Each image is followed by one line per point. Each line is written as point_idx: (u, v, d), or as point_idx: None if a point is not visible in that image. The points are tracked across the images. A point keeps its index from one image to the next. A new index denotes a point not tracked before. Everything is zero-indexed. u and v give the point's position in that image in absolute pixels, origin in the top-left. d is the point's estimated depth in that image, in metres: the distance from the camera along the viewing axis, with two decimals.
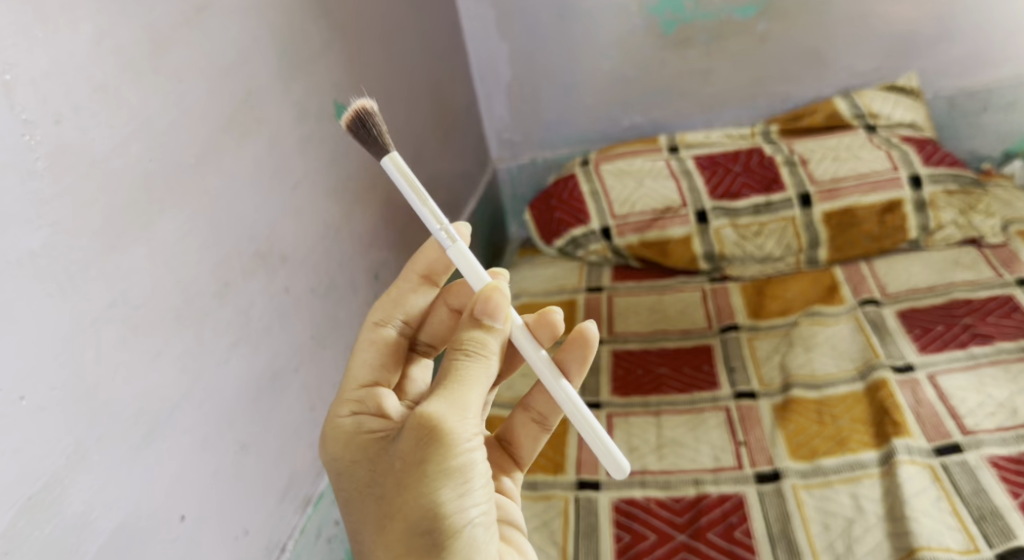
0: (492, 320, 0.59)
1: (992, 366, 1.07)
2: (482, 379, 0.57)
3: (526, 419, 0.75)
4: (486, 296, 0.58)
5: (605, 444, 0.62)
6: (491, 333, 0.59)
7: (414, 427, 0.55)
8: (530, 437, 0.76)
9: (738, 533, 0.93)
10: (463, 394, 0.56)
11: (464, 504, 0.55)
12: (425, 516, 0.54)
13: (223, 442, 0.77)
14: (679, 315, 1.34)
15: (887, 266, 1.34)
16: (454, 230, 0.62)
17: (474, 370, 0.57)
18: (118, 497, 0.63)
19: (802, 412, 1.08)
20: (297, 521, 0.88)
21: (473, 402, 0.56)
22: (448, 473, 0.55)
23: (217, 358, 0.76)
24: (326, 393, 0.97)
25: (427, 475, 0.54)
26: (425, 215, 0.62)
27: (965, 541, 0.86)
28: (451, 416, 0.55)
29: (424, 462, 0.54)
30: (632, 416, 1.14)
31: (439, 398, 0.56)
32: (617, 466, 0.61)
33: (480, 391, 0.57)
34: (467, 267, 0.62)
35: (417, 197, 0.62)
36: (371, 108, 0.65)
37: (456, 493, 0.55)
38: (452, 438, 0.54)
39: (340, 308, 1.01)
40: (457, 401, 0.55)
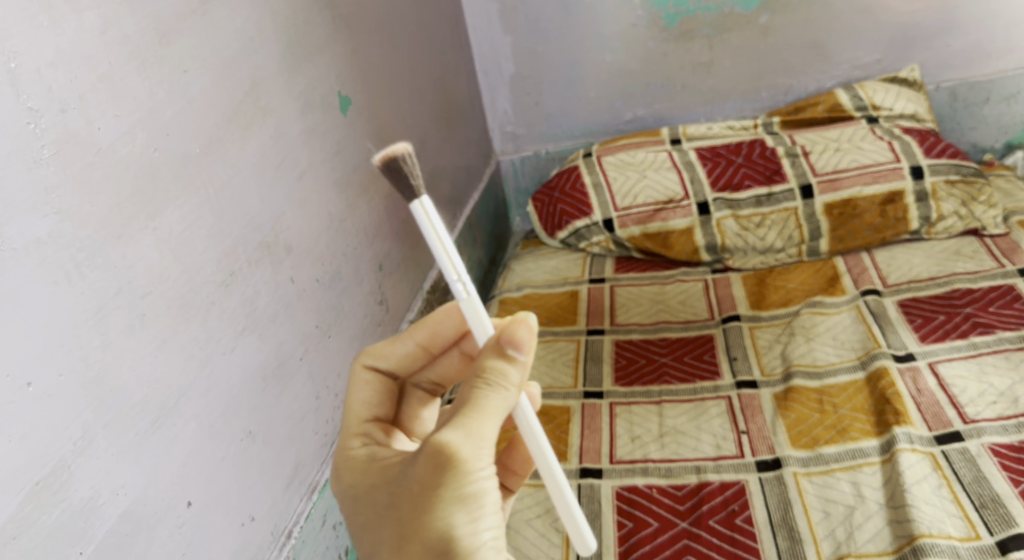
0: (516, 351, 0.53)
1: (993, 355, 1.07)
2: (500, 409, 0.52)
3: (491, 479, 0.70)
4: (512, 326, 0.53)
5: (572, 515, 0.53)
6: (512, 364, 0.53)
7: (428, 454, 0.50)
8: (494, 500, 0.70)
9: (739, 520, 0.94)
10: (479, 423, 0.51)
11: (477, 532, 0.50)
12: (435, 543, 0.49)
13: (229, 430, 0.78)
14: (681, 305, 1.35)
15: (888, 256, 1.34)
16: (469, 279, 0.54)
17: (492, 400, 0.52)
18: (126, 482, 0.64)
19: (802, 401, 1.08)
20: (303, 507, 0.89)
21: (489, 432, 0.51)
22: (460, 501, 0.50)
23: (224, 346, 0.77)
24: (331, 381, 0.97)
25: (439, 501, 0.50)
26: (443, 262, 0.53)
27: (965, 528, 0.86)
28: (467, 444, 0.50)
29: (437, 489, 0.50)
30: (634, 405, 1.15)
31: (453, 425, 0.51)
32: (583, 543, 0.53)
33: (498, 421, 0.52)
34: (473, 318, 0.55)
35: (438, 242, 0.52)
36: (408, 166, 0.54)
37: (468, 519, 0.50)
38: (465, 466, 0.50)
39: (345, 298, 1.01)
40: (473, 428, 0.51)
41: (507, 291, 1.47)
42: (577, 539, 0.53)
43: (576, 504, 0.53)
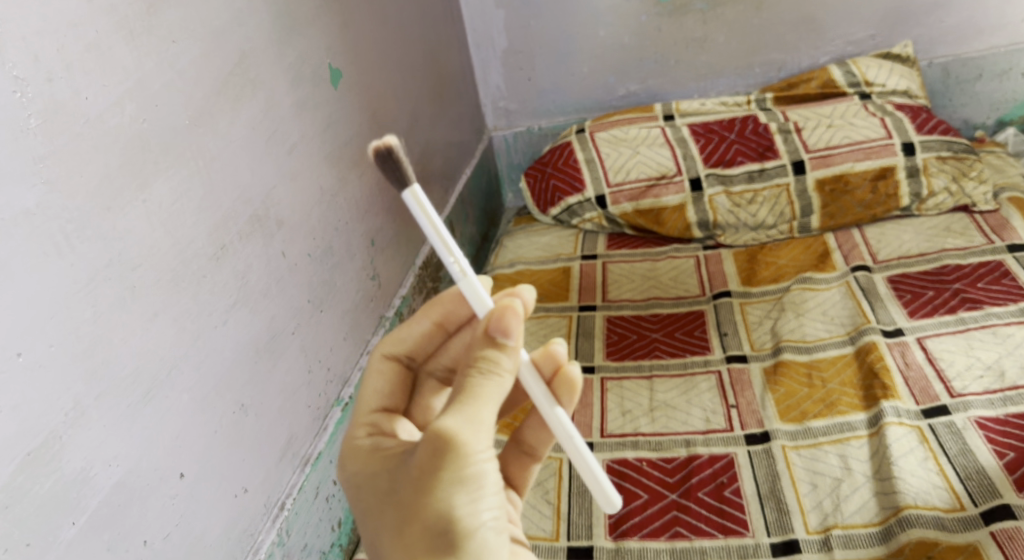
0: (506, 338, 0.53)
1: (980, 330, 1.08)
2: (496, 396, 0.52)
3: (513, 450, 0.70)
4: (499, 313, 0.53)
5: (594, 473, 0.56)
6: (504, 352, 0.53)
7: (427, 440, 0.50)
8: (521, 469, 0.70)
9: (728, 492, 0.96)
10: (476, 408, 0.51)
11: (476, 512, 0.51)
12: (436, 524, 0.50)
13: (222, 403, 0.78)
14: (672, 282, 1.35)
15: (878, 232, 1.34)
16: (466, 262, 0.56)
17: (486, 387, 0.52)
18: (118, 454, 0.65)
19: (791, 374, 1.10)
20: (296, 479, 0.89)
21: (487, 417, 0.51)
22: (460, 483, 0.50)
23: (215, 319, 0.78)
24: (324, 355, 0.97)
25: (439, 483, 0.50)
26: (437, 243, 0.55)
27: (950, 499, 0.88)
28: (465, 428, 0.50)
29: (436, 472, 0.50)
30: (625, 380, 1.16)
31: (451, 411, 0.51)
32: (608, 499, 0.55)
33: (494, 407, 0.52)
34: (473, 294, 0.56)
35: (429, 221, 0.55)
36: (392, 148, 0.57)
37: (468, 499, 0.51)
38: (465, 450, 0.50)
39: (337, 273, 1.01)
40: (470, 413, 0.51)
41: (499, 267, 1.47)
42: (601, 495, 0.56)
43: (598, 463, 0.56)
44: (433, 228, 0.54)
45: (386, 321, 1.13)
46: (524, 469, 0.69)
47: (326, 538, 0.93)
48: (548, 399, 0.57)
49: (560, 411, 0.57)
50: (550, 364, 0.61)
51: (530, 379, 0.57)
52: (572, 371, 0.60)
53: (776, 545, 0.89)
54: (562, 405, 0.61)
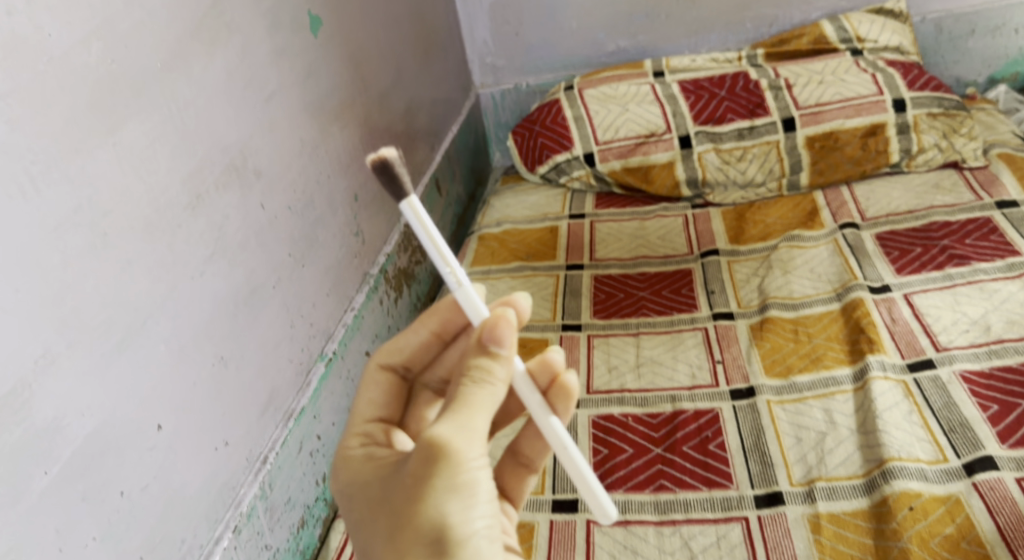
0: (498, 347, 0.53)
1: (967, 286, 1.07)
2: (489, 404, 0.52)
3: (509, 461, 0.69)
4: (491, 322, 0.53)
5: (591, 487, 0.56)
6: (496, 361, 0.53)
7: (420, 448, 0.50)
8: (516, 480, 0.69)
9: (712, 445, 0.96)
10: (468, 416, 0.51)
11: (469, 520, 0.49)
12: (428, 532, 0.48)
13: (201, 355, 0.77)
14: (660, 240, 1.34)
15: (867, 190, 1.33)
16: (462, 272, 0.57)
17: (478, 396, 0.52)
18: (92, 404, 0.64)
19: (777, 330, 1.09)
20: (279, 434, 0.88)
21: (479, 424, 0.51)
22: (452, 489, 0.49)
23: (192, 271, 0.76)
24: (307, 311, 0.96)
25: (431, 489, 0.49)
26: (435, 254, 0.56)
27: (934, 451, 0.88)
28: (457, 435, 0.50)
29: (429, 479, 0.49)
30: (612, 337, 1.16)
31: (444, 420, 0.51)
32: (604, 512, 0.56)
33: (487, 415, 0.52)
34: (468, 304, 0.57)
35: (428, 233, 0.56)
36: (392, 158, 0.57)
37: (461, 506, 0.49)
38: (457, 457, 0.49)
39: (319, 227, 0.99)
40: (463, 421, 0.51)
41: (486, 227, 1.46)
42: (597, 508, 0.56)
43: (594, 477, 0.56)
44: (431, 241, 0.56)
45: (370, 278, 1.12)
46: (519, 480, 0.69)
47: (311, 492, 0.93)
48: (542, 407, 0.58)
49: (554, 420, 0.58)
50: (547, 375, 0.61)
51: (524, 388, 0.57)
52: (567, 380, 0.61)
53: (760, 497, 0.89)
54: (558, 414, 0.61)
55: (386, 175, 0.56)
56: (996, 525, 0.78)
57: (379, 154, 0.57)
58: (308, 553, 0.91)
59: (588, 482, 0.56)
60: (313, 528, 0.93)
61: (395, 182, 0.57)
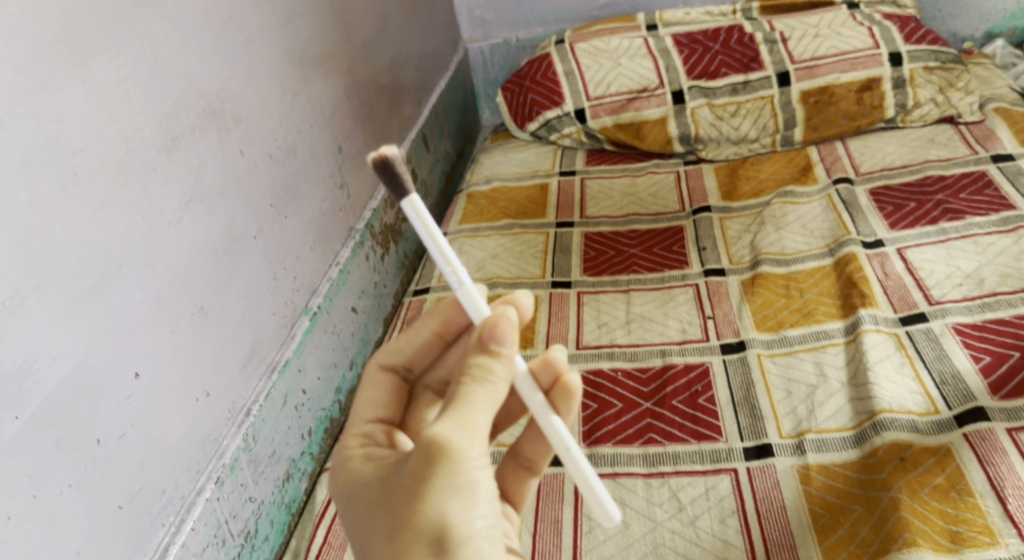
0: (499, 345, 0.49)
1: (961, 239, 1.06)
2: (490, 403, 0.49)
3: (512, 463, 0.65)
4: (491, 318, 0.49)
5: (595, 492, 0.52)
6: (497, 359, 0.49)
7: (418, 449, 0.47)
8: (519, 484, 0.65)
9: (702, 399, 0.95)
10: (469, 414, 0.47)
11: (469, 521, 0.46)
12: (427, 534, 0.45)
13: (180, 304, 0.75)
14: (652, 198, 1.32)
15: (861, 145, 1.32)
16: (463, 270, 0.53)
17: (479, 394, 0.48)
18: (65, 349, 0.62)
19: (769, 286, 1.08)
20: (263, 387, 0.86)
21: (481, 423, 0.48)
22: (452, 489, 0.46)
23: (169, 217, 0.74)
24: (289, 263, 0.94)
25: (430, 491, 0.46)
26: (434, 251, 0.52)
27: (924, 404, 0.87)
28: (458, 435, 0.46)
29: (428, 480, 0.46)
30: (602, 294, 1.14)
31: (444, 418, 0.47)
32: (608, 515, 0.52)
33: (489, 414, 0.48)
34: (470, 305, 0.53)
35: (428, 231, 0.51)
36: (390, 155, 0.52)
37: (462, 508, 0.46)
38: (458, 458, 0.46)
39: (301, 178, 0.97)
40: (463, 418, 0.47)
41: (475, 185, 1.44)
42: (601, 513, 0.52)
43: (598, 481, 0.52)
44: (431, 237, 0.51)
45: (356, 233, 1.10)
46: (521, 484, 0.65)
47: (296, 446, 0.91)
48: (544, 407, 0.53)
49: (556, 420, 0.53)
50: (549, 374, 0.57)
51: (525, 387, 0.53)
52: (571, 380, 0.57)
53: (749, 450, 0.88)
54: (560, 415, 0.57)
55: (386, 172, 0.51)
56: (986, 475, 0.78)
57: (373, 151, 0.52)
58: (294, 506, 0.90)
59: (592, 486, 0.51)
60: (299, 481, 0.91)
61: (396, 180, 0.52)
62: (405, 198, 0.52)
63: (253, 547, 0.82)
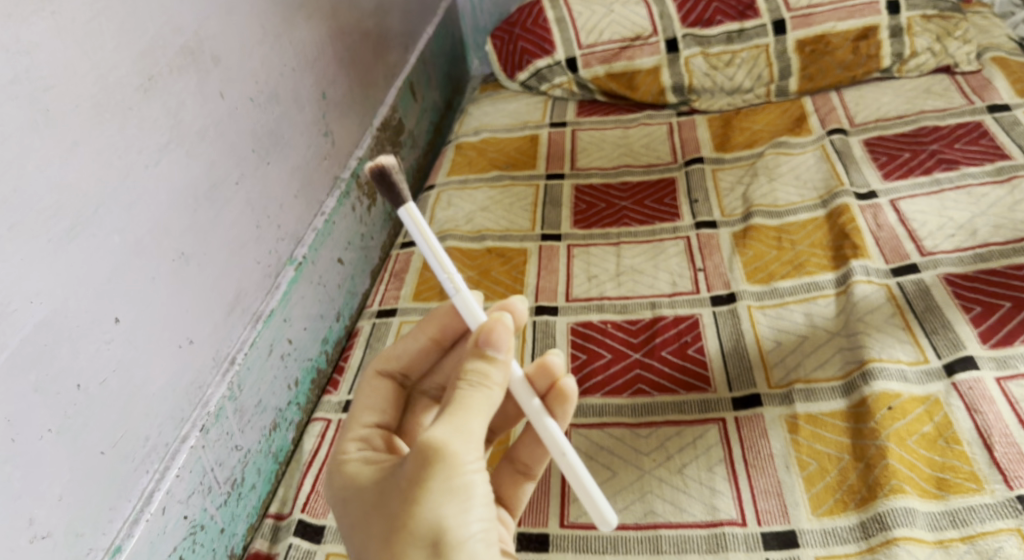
0: (496, 351, 0.51)
1: (955, 190, 1.05)
2: (484, 408, 0.50)
3: (507, 468, 0.68)
4: (488, 324, 0.51)
5: (590, 494, 0.53)
6: (493, 364, 0.51)
7: (415, 453, 0.48)
8: (514, 487, 0.68)
9: (692, 350, 0.95)
10: (465, 419, 0.49)
11: (465, 524, 0.47)
12: (424, 535, 0.47)
13: (160, 248, 0.73)
14: (644, 149, 1.30)
15: (856, 95, 1.30)
16: (460, 278, 0.56)
17: (474, 399, 0.50)
18: (41, 291, 0.60)
19: (760, 238, 1.07)
20: (248, 335, 0.85)
21: (477, 428, 0.49)
22: (448, 492, 0.47)
23: (147, 159, 0.72)
24: (273, 212, 0.92)
25: (428, 494, 0.47)
26: (431, 258, 0.55)
27: (915, 352, 0.87)
28: (454, 438, 0.47)
29: (424, 482, 0.47)
30: (592, 246, 1.13)
31: (440, 423, 0.48)
32: (603, 518, 0.53)
33: (484, 419, 0.49)
34: (467, 310, 0.55)
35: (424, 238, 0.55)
36: (389, 165, 0.57)
37: (457, 510, 0.47)
38: (454, 461, 0.47)
39: (284, 123, 0.95)
40: (459, 423, 0.48)
41: (464, 136, 1.41)
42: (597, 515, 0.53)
43: (594, 484, 0.53)
44: (428, 246, 0.55)
45: (342, 182, 1.07)
46: (516, 487, 0.68)
47: (282, 396, 0.91)
48: (540, 412, 0.55)
49: (551, 423, 0.55)
50: (546, 379, 0.61)
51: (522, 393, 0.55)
52: (567, 385, 0.60)
53: (737, 400, 0.88)
54: (556, 417, 0.61)
55: (384, 182, 0.57)
56: (973, 424, 0.78)
57: (372, 162, 0.58)
58: (281, 455, 0.89)
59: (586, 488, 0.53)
60: (287, 431, 0.91)
61: (394, 191, 0.57)
62: (402, 206, 0.56)
63: (241, 495, 0.81)
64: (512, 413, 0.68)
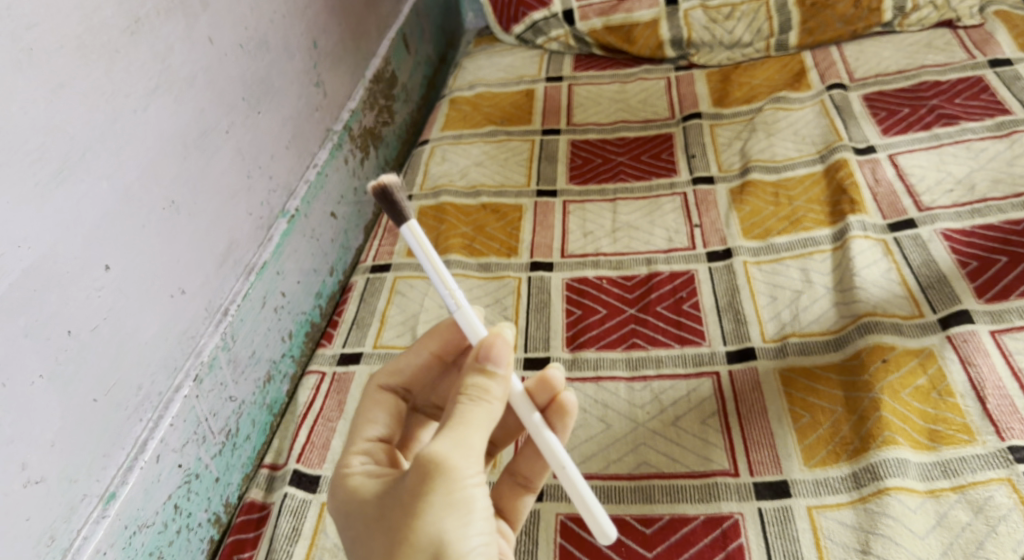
0: (495, 365, 0.51)
1: (954, 145, 1.04)
2: (485, 423, 0.49)
3: (507, 480, 0.66)
4: (489, 340, 0.51)
5: (589, 509, 0.53)
6: (493, 379, 0.51)
7: (415, 468, 0.47)
8: (513, 500, 0.66)
9: (687, 306, 0.94)
10: (465, 432, 0.48)
11: (465, 537, 0.46)
12: (424, 548, 0.46)
13: (149, 196, 0.72)
14: (641, 104, 1.28)
15: (856, 49, 1.28)
16: (461, 295, 0.55)
17: (474, 413, 0.49)
18: (28, 236, 0.59)
19: (757, 193, 1.06)
20: (240, 288, 0.84)
21: (477, 442, 0.48)
22: (449, 506, 0.46)
23: (135, 104, 0.70)
24: (264, 162, 0.91)
25: (427, 507, 0.46)
26: (434, 275, 0.55)
27: (910, 307, 0.87)
28: (454, 452, 0.47)
29: (424, 495, 0.46)
30: (588, 202, 1.12)
31: (440, 437, 0.48)
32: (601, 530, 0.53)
33: (485, 433, 0.49)
34: (468, 326, 0.55)
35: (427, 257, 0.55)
36: (392, 183, 0.57)
37: (457, 524, 0.46)
38: (454, 474, 0.47)
39: (274, 72, 0.93)
40: (459, 438, 0.48)
41: (459, 90, 1.39)
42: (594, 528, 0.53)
43: (593, 499, 0.53)
44: (430, 261, 0.55)
45: (334, 135, 1.06)
46: (516, 500, 0.66)
47: (276, 348, 0.90)
48: (539, 426, 0.55)
49: (551, 436, 0.55)
50: (547, 393, 0.59)
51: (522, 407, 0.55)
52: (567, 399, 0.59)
53: (732, 354, 0.88)
54: (556, 431, 0.59)
55: (386, 201, 0.56)
56: (967, 376, 0.78)
57: (373, 181, 0.57)
58: (276, 408, 0.89)
59: (586, 504, 0.53)
60: (281, 383, 0.90)
61: (396, 209, 0.57)
62: (404, 224, 0.56)
63: (235, 445, 0.82)
64: (513, 425, 0.67)
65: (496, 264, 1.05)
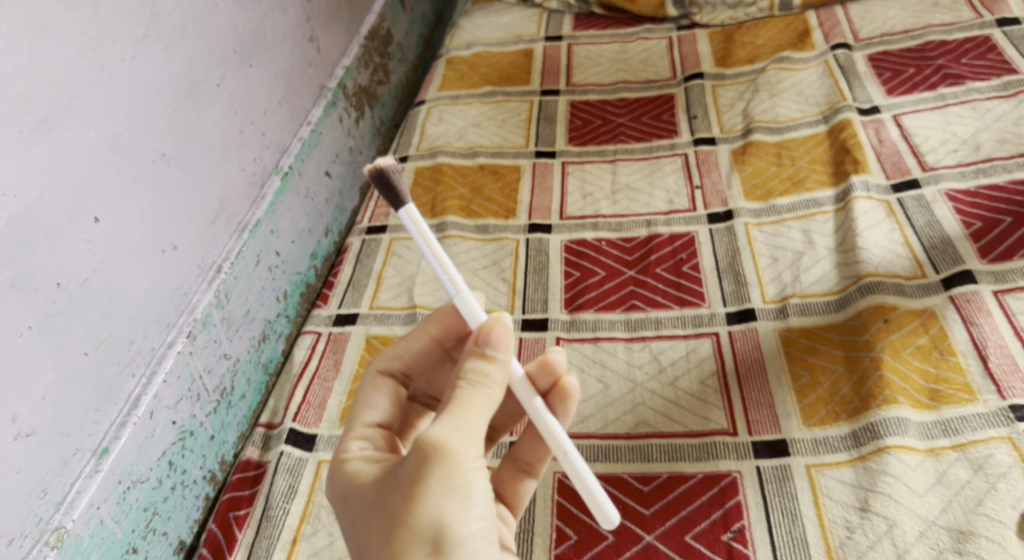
0: (495, 350, 0.49)
1: (960, 105, 1.02)
2: (484, 408, 0.48)
3: (509, 466, 0.64)
4: (489, 324, 0.49)
5: (594, 495, 0.50)
6: (492, 363, 0.49)
7: (413, 452, 0.46)
8: (514, 485, 0.65)
9: (687, 267, 0.93)
10: (464, 417, 0.47)
11: (464, 521, 0.46)
12: (423, 532, 0.45)
13: (138, 149, 0.70)
14: (642, 64, 1.26)
15: (862, 9, 1.25)
16: (461, 279, 0.53)
17: (473, 397, 0.48)
18: (13, 184, 0.57)
19: (760, 154, 1.05)
20: (234, 245, 0.83)
21: (477, 427, 0.47)
22: (448, 490, 0.45)
23: (123, 52, 0.68)
24: (256, 117, 0.89)
25: (426, 491, 0.45)
26: (432, 259, 0.53)
27: (912, 268, 0.86)
28: (453, 436, 0.46)
29: (423, 480, 0.45)
30: (587, 164, 1.10)
31: (439, 421, 0.46)
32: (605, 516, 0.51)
33: (484, 417, 0.48)
34: (469, 311, 0.53)
35: (425, 240, 0.53)
36: (389, 166, 0.56)
37: (457, 508, 0.45)
38: (453, 458, 0.45)
39: (266, 25, 0.90)
40: (458, 422, 0.46)
41: (456, 50, 1.36)
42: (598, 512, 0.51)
43: (598, 484, 0.51)
44: (428, 246, 0.53)
45: (328, 92, 1.04)
46: (517, 485, 0.64)
47: (271, 308, 0.89)
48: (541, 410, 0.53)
49: (552, 421, 0.52)
50: (548, 377, 0.57)
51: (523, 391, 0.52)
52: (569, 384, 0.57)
53: (732, 315, 0.87)
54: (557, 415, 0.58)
55: (384, 185, 0.55)
56: (969, 336, 0.78)
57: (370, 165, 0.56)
58: (271, 367, 0.88)
59: (591, 490, 0.50)
60: (276, 342, 0.89)
61: (394, 193, 0.55)
62: (402, 207, 0.54)
63: (230, 404, 0.81)
64: (515, 410, 0.65)
65: (494, 225, 1.03)
